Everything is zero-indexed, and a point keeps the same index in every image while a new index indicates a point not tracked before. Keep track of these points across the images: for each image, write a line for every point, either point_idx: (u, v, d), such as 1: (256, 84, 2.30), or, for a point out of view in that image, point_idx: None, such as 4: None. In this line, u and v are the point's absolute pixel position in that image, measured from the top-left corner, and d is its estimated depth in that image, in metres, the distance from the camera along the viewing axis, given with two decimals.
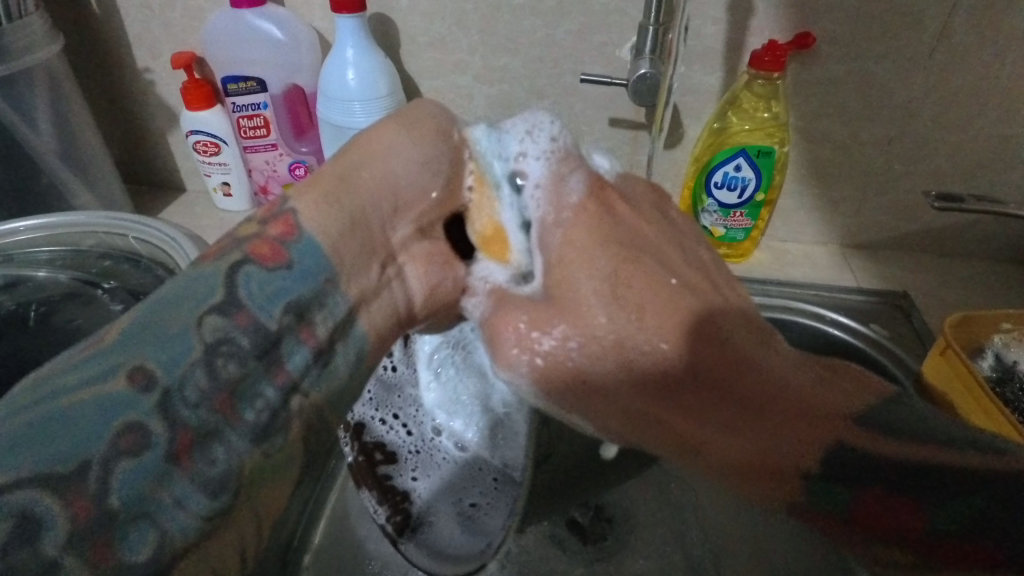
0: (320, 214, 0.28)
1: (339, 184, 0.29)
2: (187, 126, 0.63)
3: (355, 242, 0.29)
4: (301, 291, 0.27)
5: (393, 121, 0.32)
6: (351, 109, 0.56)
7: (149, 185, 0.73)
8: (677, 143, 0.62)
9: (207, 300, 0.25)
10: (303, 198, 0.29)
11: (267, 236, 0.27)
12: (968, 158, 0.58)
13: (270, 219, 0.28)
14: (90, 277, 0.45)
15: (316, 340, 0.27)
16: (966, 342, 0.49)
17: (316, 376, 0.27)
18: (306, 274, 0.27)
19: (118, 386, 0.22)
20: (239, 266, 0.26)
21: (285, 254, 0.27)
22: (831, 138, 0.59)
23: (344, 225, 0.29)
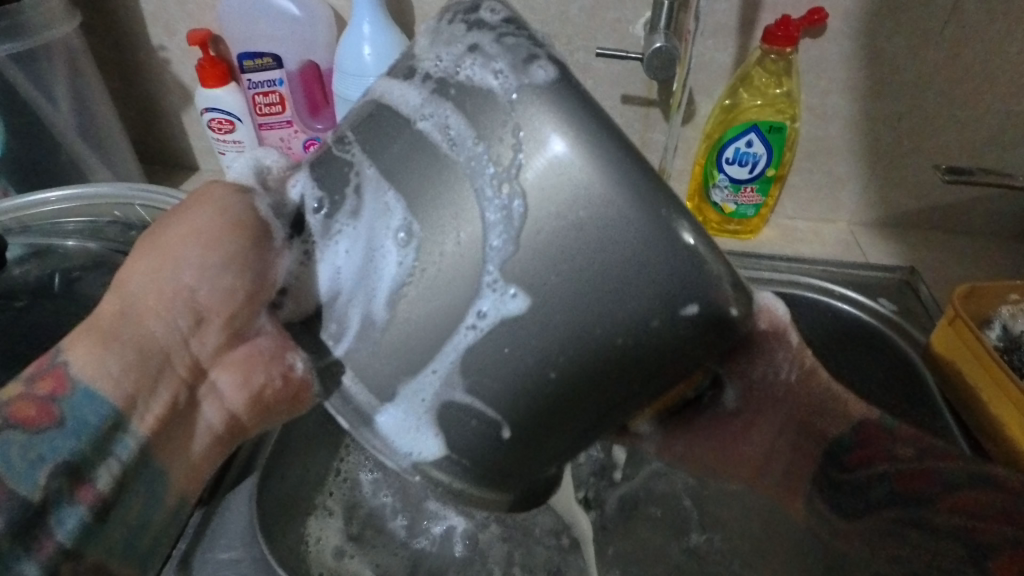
0: (109, 364, 0.30)
1: (123, 322, 0.32)
2: (202, 104, 0.62)
3: (148, 366, 0.32)
4: (74, 447, 0.28)
5: (151, 245, 0.35)
6: (367, 85, 0.56)
7: (162, 163, 0.74)
8: (687, 120, 0.62)
9: None
10: (72, 349, 0.30)
11: (32, 396, 0.29)
12: (976, 134, 0.58)
13: (37, 376, 0.29)
14: (117, 245, 0.46)
15: (93, 496, 0.28)
16: (975, 313, 0.51)
17: (93, 536, 0.28)
18: (79, 429, 0.28)
19: None
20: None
21: (53, 411, 0.28)
22: (842, 114, 0.60)
23: (129, 357, 0.31)
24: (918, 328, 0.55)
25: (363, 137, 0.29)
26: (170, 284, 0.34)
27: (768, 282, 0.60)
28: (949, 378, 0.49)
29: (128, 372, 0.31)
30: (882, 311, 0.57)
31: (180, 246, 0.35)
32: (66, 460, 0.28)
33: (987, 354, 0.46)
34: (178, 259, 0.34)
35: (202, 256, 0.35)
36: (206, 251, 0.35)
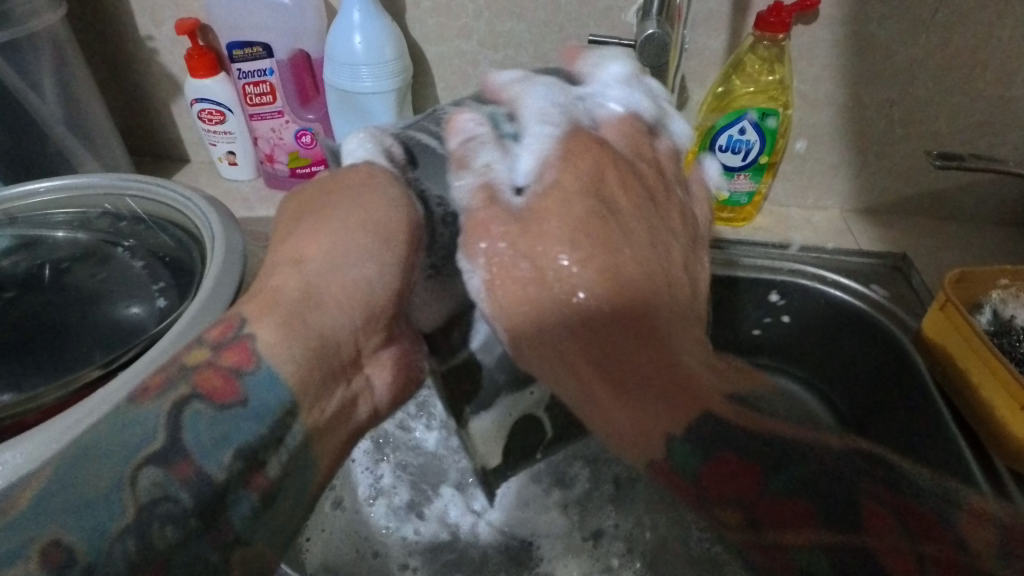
0: (289, 351, 0.30)
1: (300, 306, 0.32)
2: (192, 94, 0.63)
3: (317, 371, 0.31)
4: (255, 430, 0.28)
5: (325, 226, 0.34)
6: (358, 74, 0.56)
7: (152, 156, 0.74)
8: (680, 108, 0.62)
9: (143, 447, 0.25)
10: (258, 326, 0.30)
11: (217, 366, 0.29)
12: (968, 120, 0.59)
13: (222, 346, 0.30)
14: (108, 236, 0.46)
15: (264, 484, 0.28)
16: (966, 298, 0.51)
17: (257, 524, 0.28)
18: (259, 412, 0.28)
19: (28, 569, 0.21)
20: (187, 402, 0.27)
21: (238, 389, 0.28)
22: (834, 101, 0.60)
23: (305, 348, 0.31)
24: (909, 313, 0.56)
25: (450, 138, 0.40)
26: (348, 270, 0.34)
27: (763, 269, 0.60)
28: (940, 363, 0.50)
29: (304, 365, 0.30)
30: (873, 297, 0.57)
31: (339, 228, 0.34)
32: (241, 445, 0.27)
33: (978, 339, 0.46)
34: (352, 242, 0.34)
35: (358, 244, 0.34)
36: (376, 234, 0.35)
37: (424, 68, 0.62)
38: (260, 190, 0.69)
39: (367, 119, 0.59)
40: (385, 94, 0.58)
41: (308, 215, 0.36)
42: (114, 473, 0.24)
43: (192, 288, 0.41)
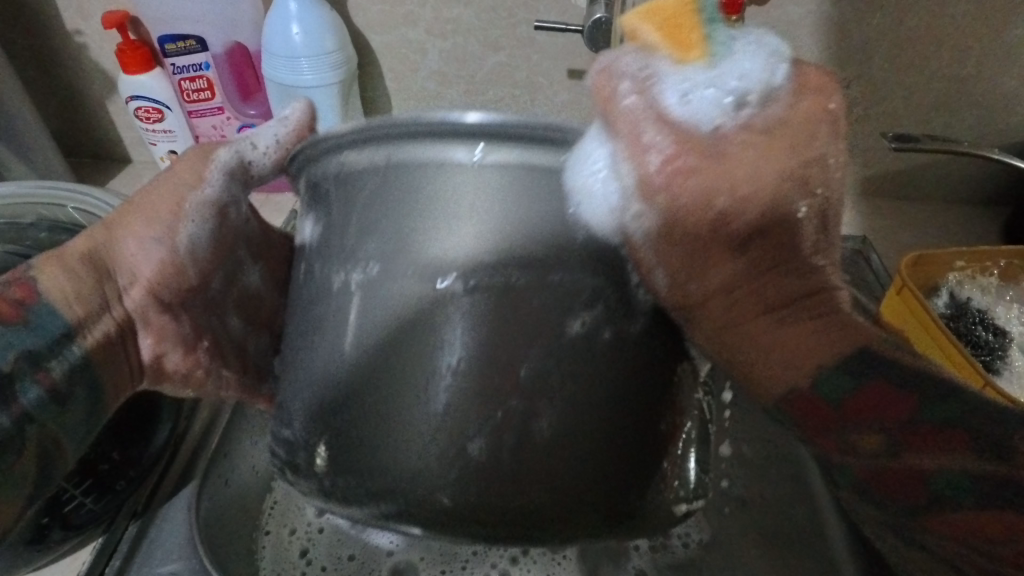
0: (65, 287, 0.33)
1: (88, 262, 0.34)
2: (125, 92, 0.59)
3: (92, 302, 0.34)
4: (36, 344, 0.31)
5: (149, 204, 0.36)
6: (298, 67, 0.53)
7: (91, 156, 0.70)
8: None
9: None
10: (43, 269, 0.32)
11: (3, 295, 0.31)
12: (923, 98, 0.58)
13: (10, 282, 0.31)
14: (23, 249, 0.42)
15: (50, 382, 0.31)
16: (922, 281, 0.51)
17: (51, 411, 0.31)
18: (42, 330, 0.31)
19: None
20: None
21: (23, 314, 0.31)
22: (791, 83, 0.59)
23: (82, 286, 0.33)
24: (868, 296, 0.56)
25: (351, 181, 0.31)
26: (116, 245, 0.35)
27: None
28: None
29: (85, 301, 0.33)
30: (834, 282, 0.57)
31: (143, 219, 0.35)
32: (36, 351, 0.31)
33: (933, 324, 0.46)
34: (145, 220, 0.35)
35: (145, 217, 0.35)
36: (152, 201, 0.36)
37: (373, 58, 0.60)
38: None
39: None
40: (327, 87, 0.55)
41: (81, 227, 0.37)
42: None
43: None
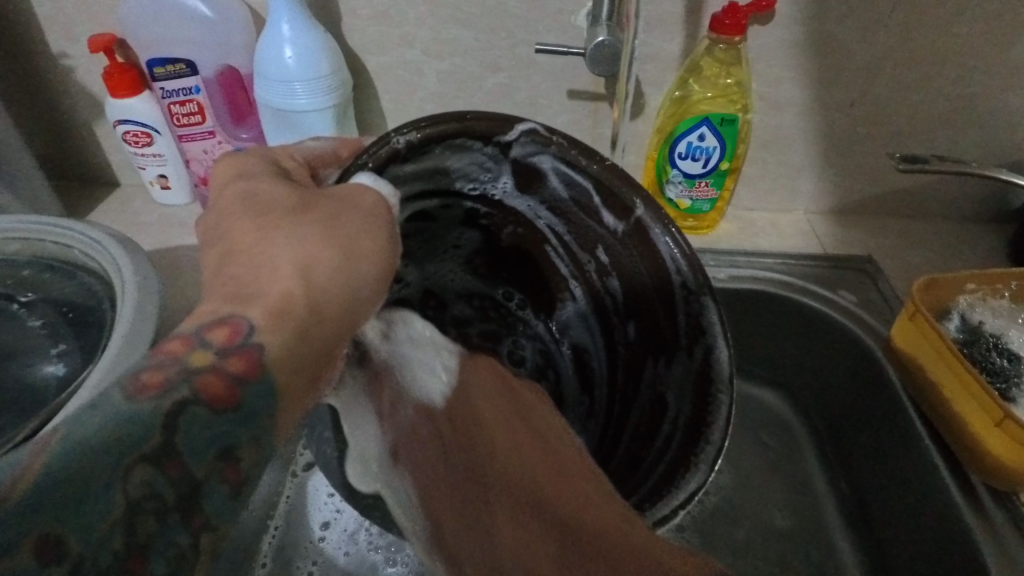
0: (280, 340, 0.28)
1: (260, 295, 0.29)
2: (114, 116, 0.58)
3: (297, 352, 0.29)
4: (241, 434, 0.25)
5: (319, 222, 0.33)
6: (292, 91, 0.52)
7: (79, 181, 0.68)
8: (636, 114, 0.59)
9: (141, 445, 0.21)
10: (267, 334, 0.27)
11: (223, 370, 0.25)
12: (927, 118, 0.57)
13: (229, 351, 0.26)
14: (5, 289, 0.41)
15: (238, 476, 0.24)
16: (933, 305, 0.49)
17: (231, 511, 0.24)
18: (249, 419, 0.25)
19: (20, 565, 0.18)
20: (185, 407, 0.23)
21: (238, 396, 0.25)
22: (795, 102, 0.58)
23: (289, 339, 0.28)
24: (878, 320, 0.55)
25: (524, 173, 0.44)
26: (332, 286, 0.32)
27: (731, 280, 0.59)
28: (908, 372, 0.49)
29: (291, 348, 0.28)
30: (842, 303, 0.56)
31: (292, 234, 0.32)
32: (234, 444, 0.24)
33: (950, 353, 0.44)
34: (298, 235, 0.32)
35: (360, 262, 0.34)
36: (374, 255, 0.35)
37: (368, 79, 0.58)
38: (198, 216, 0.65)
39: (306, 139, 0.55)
40: (321, 111, 0.54)
41: (240, 202, 0.34)
42: (110, 474, 0.20)
43: (95, 350, 0.38)
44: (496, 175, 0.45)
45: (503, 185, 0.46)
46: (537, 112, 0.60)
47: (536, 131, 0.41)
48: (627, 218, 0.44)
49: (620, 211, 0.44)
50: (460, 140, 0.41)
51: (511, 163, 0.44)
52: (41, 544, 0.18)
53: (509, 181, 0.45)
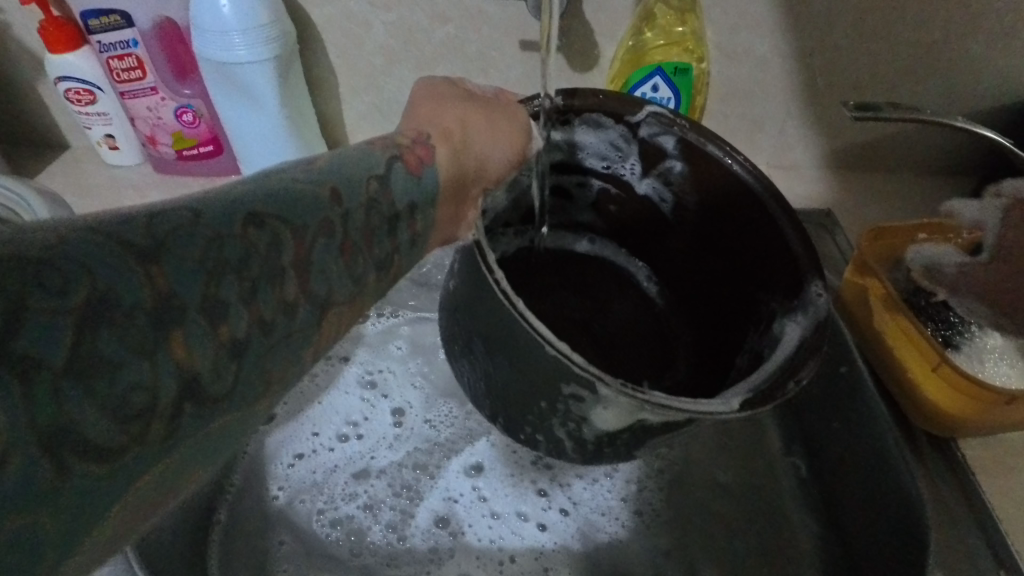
0: (438, 151, 0.34)
1: (435, 125, 0.36)
2: (53, 72, 0.56)
3: (451, 169, 0.34)
4: (420, 200, 0.30)
5: (480, 105, 0.41)
6: (229, 42, 0.50)
7: (27, 143, 0.67)
8: (592, 66, 0.58)
9: (373, 168, 0.28)
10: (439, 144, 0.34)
11: (414, 151, 0.32)
12: (889, 67, 0.56)
13: (419, 141, 0.33)
14: None
15: (414, 229, 0.29)
16: (885, 254, 0.49)
17: (409, 248, 0.29)
18: (425, 193, 0.31)
19: (322, 192, 0.24)
20: (394, 160, 0.30)
21: (422, 171, 0.31)
22: (753, 53, 0.56)
23: (447, 154, 0.34)
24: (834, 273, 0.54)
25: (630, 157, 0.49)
26: (479, 137, 0.38)
27: None
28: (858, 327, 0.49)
29: (449, 159, 0.34)
30: None
31: (453, 107, 0.39)
32: (417, 204, 0.30)
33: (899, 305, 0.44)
34: (455, 105, 0.39)
35: (499, 143, 0.40)
36: (507, 135, 0.40)
37: (314, 32, 0.57)
38: (149, 177, 0.64)
39: (248, 94, 0.54)
40: (261, 62, 0.52)
41: (425, 90, 0.41)
42: (361, 174, 0.27)
43: None
44: (603, 150, 0.48)
45: (630, 165, 0.49)
46: (490, 65, 0.58)
47: (661, 112, 0.45)
48: (728, 174, 0.45)
49: (723, 167, 0.45)
50: (597, 120, 0.46)
51: (652, 139, 0.47)
52: (333, 192, 0.25)
53: (636, 163, 0.49)
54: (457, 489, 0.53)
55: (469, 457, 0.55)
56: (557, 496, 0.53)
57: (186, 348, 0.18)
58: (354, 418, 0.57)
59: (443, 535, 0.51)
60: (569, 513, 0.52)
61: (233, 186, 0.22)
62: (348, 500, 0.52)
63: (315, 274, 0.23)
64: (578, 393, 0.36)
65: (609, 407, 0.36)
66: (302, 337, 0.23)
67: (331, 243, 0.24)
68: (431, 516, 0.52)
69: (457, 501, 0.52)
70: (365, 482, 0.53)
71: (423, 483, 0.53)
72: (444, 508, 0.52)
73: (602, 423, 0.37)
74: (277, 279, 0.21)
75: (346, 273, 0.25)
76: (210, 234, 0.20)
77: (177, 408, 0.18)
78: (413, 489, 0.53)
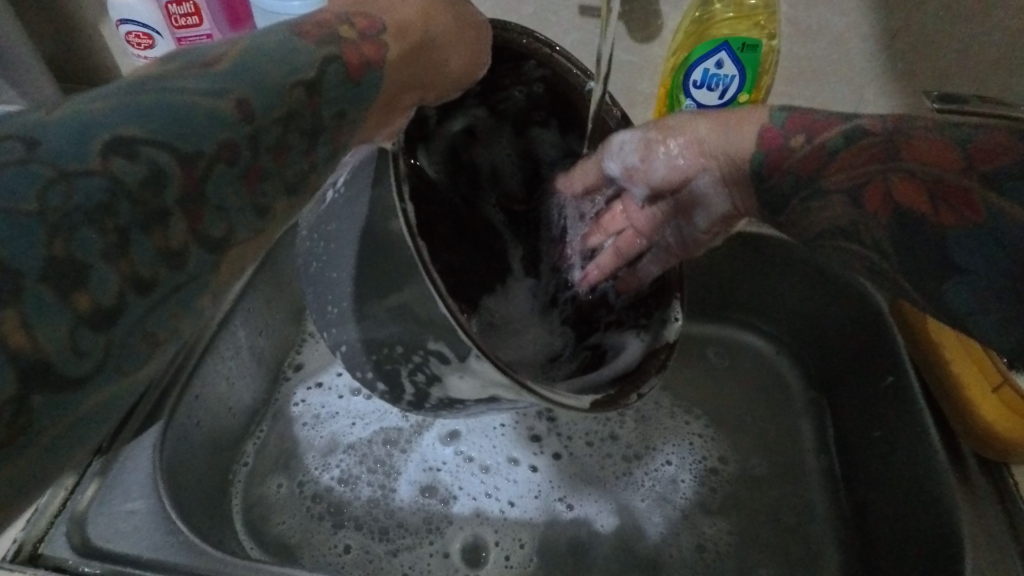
0: (385, 47, 0.30)
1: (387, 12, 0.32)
2: (115, 15, 0.57)
3: (398, 75, 0.31)
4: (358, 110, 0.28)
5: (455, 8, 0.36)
6: None
7: (89, 83, 0.68)
8: (653, 37, 0.55)
9: (301, 72, 0.25)
10: (392, 43, 0.31)
11: (359, 47, 0.28)
12: (981, 55, 0.51)
13: (366, 39, 0.29)
14: None
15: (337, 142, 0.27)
16: None
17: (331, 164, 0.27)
18: (361, 97, 0.28)
19: (226, 107, 0.22)
20: (332, 58, 0.26)
21: (363, 74, 0.28)
22: (829, 31, 0.52)
23: (398, 58, 0.31)
24: None
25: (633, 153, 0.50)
26: (436, 40, 0.35)
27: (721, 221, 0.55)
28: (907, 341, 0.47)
29: (398, 62, 0.31)
30: None
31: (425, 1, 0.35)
32: (347, 112, 0.27)
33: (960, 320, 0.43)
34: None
35: (451, 48, 0.36)
36: (466, 50, 0.37)
37: None
38: None
39: None
40: None
41: None
42: (278, 77, 0.24)
43: None
44: None
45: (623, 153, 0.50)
46: (546, 30, 0.56)
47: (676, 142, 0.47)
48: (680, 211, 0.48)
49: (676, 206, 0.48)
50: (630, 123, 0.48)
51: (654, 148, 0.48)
52: (237, 104, 0.22)
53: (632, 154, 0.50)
54: (438, 458, 0.54)
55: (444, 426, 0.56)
56: (550, 442, 0.55)
57: (26, 326, 0.17)
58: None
59: (432, 501, 0.52)
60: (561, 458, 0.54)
61: (91, 107, 0.20)
62: (324, 471, 0.53)
63: (207, 209, 0.21)
64: (444, 351, 0.33)
65: (468, 377, 0.34)
66: (198, 282, 0.21)
67: (229, 171, 0.22)
68: (415, 487, 0.52)
69: (440, 469, 0.53)
70: (343, 453, 0.54)
71: (396, 458, 0.54)
72: (427, 478, 0.53)
73: (457, 390, 0.36)
74: (157, 223, 0.20)
75: (249, 204, 0.23)
76: (56, 172, 0.18)
77: (22, 394, 0.16)
78: (388, 463, 0.53)
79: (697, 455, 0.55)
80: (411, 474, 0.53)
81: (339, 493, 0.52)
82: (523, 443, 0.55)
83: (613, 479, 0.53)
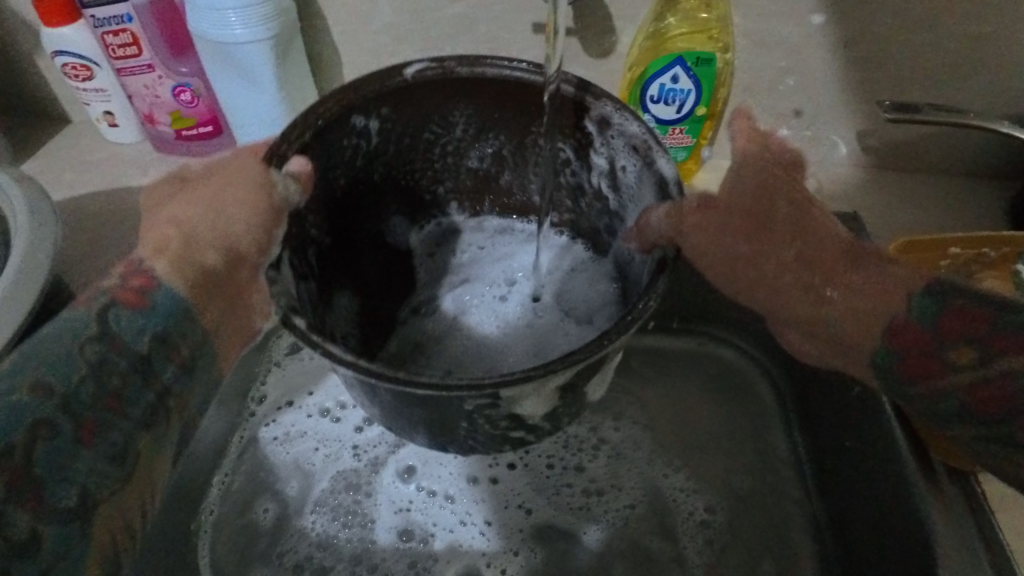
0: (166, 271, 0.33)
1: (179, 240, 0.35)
2: (49, 47, 0.54)
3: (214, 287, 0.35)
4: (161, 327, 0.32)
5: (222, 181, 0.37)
6: (226, 21, 0.47)
7: (29, 115, 0.65)
8: (609, 51, 0.55)
9: (83, 331, 0.31)
10: (157, 260, 0.33)
11: (126, 286, 0.32)
12: (933, 60, 0.51)
13: (127, 273, 0.33)
14: None
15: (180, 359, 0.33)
16: None
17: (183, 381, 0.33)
18: (165, 315, 0.32)
19: (23, 397, 0.29)
20: (107, 310, 0.31)
21: (146, 300, 0.32)
22: (783, 42, 0.52)
23: (192, 281, 0.34)
24: None
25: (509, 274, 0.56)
26: (240, 227, 0.36)
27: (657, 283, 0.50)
28: None
29: (203, 283, 0.34)
30: None
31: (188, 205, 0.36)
32: (158, 332, 0.32)
33: None
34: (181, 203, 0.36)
35: (238, 208, 0.36)
36: (249, 202, 0.36)
37: (315, 9, 0.54)
38: (148, 155, 0.62)
39: (247, 75, 0.51)
40: (258, 42, 0.49)
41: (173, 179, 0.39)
42: (68, 345, 0.30)
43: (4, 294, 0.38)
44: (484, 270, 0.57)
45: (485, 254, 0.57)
46: (501, 48, 0.55)
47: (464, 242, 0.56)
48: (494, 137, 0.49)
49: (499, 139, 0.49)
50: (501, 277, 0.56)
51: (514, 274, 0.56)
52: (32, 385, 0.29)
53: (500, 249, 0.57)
54: (404, 497, 0.53)
55: (401, 462, 0.54)
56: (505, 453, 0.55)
57: None
58: (333, 403, 0.57)
59: (412, 544, 0.50)
60: (516, 467, 0.55)
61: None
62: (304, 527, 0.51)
63: (46, 483, 0.28)
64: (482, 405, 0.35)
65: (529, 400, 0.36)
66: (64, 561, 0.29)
67: None
68: (393, 532, 0.51)
69: (411, 509, 0.52)
70: (316, 503, 0.52)
71: (364, 504, 0.52)
72: (401, 521, 0.51)
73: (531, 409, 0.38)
74: None
75: (92, 454, 0.30)
76: None
77: None
78: (360, 513, 0.52)
79: (685, 510, 0.52)
80: (386, 519, 0.51)
81: (316, 545, 0.50)
82: (477, 459, 0.55)
83: (565, 496, 0.53)
